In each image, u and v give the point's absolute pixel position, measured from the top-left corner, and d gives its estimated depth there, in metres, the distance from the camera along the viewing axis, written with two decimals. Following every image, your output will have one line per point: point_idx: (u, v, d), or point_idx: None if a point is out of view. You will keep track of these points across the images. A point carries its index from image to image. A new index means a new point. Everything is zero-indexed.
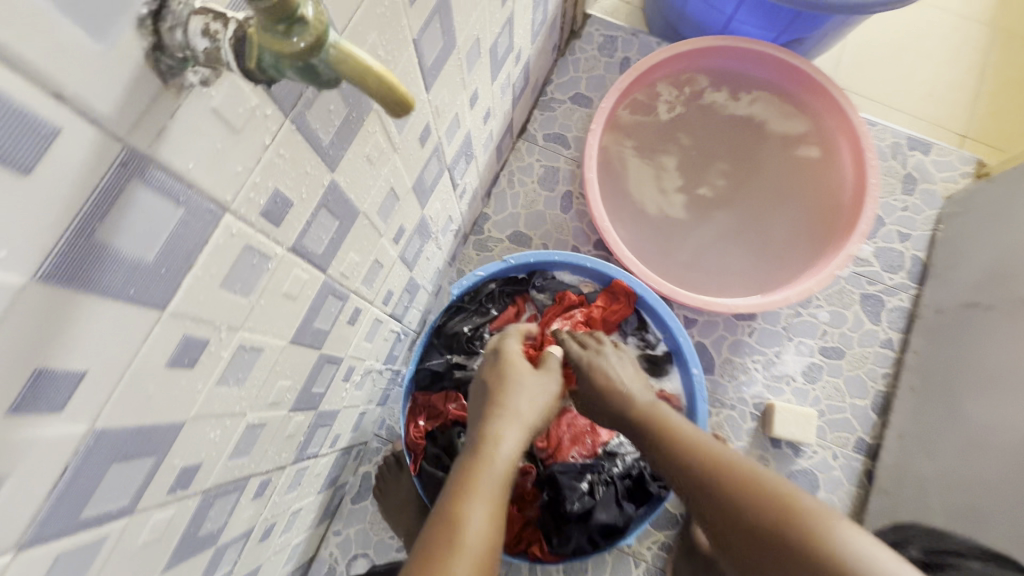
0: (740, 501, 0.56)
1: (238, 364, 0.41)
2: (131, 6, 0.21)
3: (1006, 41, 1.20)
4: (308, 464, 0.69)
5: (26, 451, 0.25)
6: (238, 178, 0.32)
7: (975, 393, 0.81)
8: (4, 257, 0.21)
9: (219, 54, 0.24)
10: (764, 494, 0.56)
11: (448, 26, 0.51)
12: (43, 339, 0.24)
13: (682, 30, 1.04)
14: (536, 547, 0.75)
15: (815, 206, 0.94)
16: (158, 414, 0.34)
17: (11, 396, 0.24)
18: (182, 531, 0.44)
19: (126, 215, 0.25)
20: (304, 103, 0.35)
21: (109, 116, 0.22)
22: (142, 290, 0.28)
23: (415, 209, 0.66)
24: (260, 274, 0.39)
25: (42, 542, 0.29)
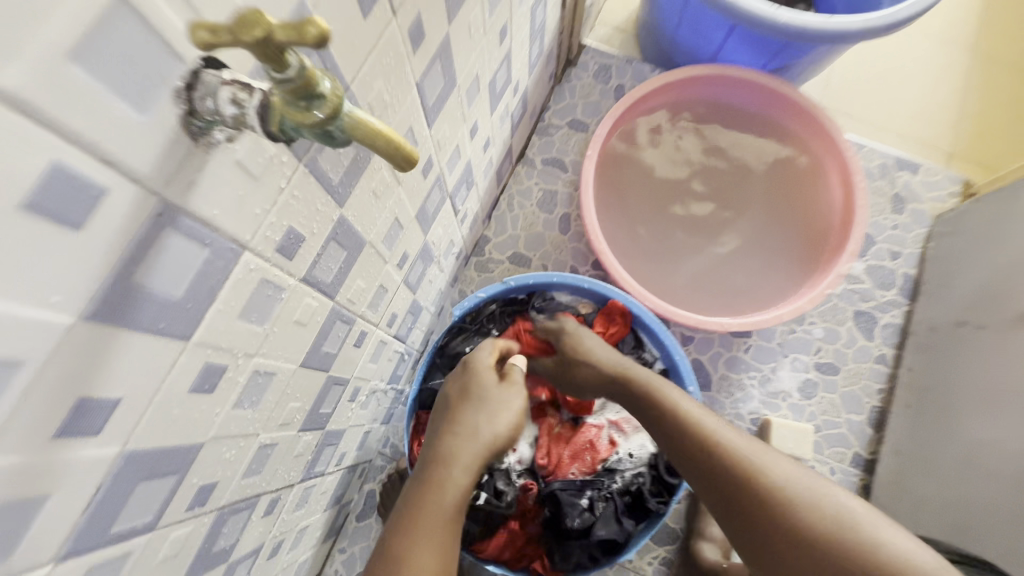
0: (725, 465, 0.57)
1: (252, 388, 0.44)
2: (167, 80, 0.24)
3: (989, 64, 1.24)
4: (315, 482, 0.71)
5: (65, 474, 0.28)
6: (256, 220, 0.35)
7: (973, 413, 0.83)
8: (56, 301, 0.24)
9: (244, 118, 0.27)
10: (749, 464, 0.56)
11: (449, 68, 0.55)
12: (85, 371, 0.27)
13: (674, 58, 1.08)
14: (538, 563, 0.77)
15: (805, 230, 0.98)
16: (180, 437, 0.37)
17: (56, 424, 0.26)
18: (197, 547, 0.46)
19: (158, 258, 0.28)
20: (316, 149, 0.38)
21: (147, 175, 0.25)
22: (170, 324, 0.31)
23: (418, 236, 0.70)
24: (274, 304, 0.42)
25: (75, 557, 0.32)
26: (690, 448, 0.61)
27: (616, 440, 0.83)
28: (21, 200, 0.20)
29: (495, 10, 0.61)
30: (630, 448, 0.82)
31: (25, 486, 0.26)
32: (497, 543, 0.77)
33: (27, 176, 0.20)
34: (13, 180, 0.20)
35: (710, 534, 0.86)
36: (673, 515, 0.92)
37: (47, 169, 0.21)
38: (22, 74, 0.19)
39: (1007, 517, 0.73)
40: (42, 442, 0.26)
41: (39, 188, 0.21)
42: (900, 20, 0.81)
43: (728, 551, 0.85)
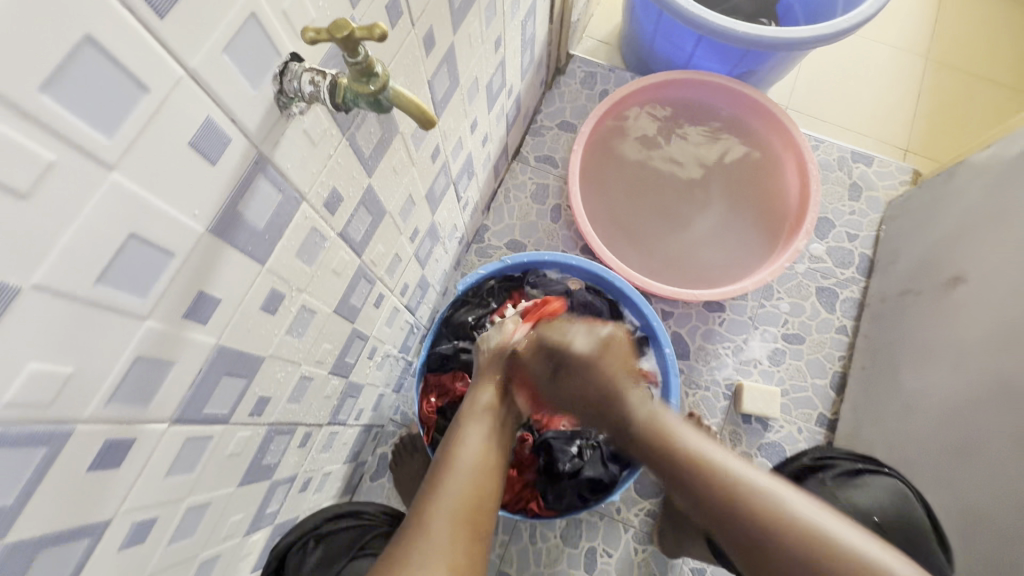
0: (687, 462, 0.58)
1: (299, 320, 0.55)
2: (269, 67, 0.36)
3: (938, 69, 1.37)
4: (338, 430, 0.81)
5: (185, 348, 0.39)
6: (312, 176, 0.46)
7: (912, 365, 0.94)
8: (196, 214, 0.35)
9: (317, 94, 0.38)
10: (708, 463, 0.57)
11: (453, 70, 0.67)
12: (205, 270, 0.38)
13: (652, 65, 1.21)
14: (534, 503, 0.87)
15: (771, 213, 1.10)
16: (251, 346, 0.48)
17: (185, 306, 0.37)
18: (252, 453, 0.57)
19: (252, 194, 0.40)
20: (355, 126, 0.50)
21: (253, 132, 0.37)
22: (254, 248, 0.42)
23: (427, 215, 0.81)
24: (318, 250, 0.53)
25: (181, 423, 0.43)
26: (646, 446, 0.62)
27: None
28: (188, 140, 0.32)
29: (491, 23, 0.73)
30: None
31: (164, 349, 0.37)
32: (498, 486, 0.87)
33: (193, 125, 0.32)
34: (185, 125, 0.32)
35: None
36: None
37: (203, 122, 0.33)
38: (199, 58, 0.31)
39: (936, 448, 0.83)
40: (177, 317, 0.37)
41: (198, 133, 0.33)
42: (844, 30, 0.94)
43: None
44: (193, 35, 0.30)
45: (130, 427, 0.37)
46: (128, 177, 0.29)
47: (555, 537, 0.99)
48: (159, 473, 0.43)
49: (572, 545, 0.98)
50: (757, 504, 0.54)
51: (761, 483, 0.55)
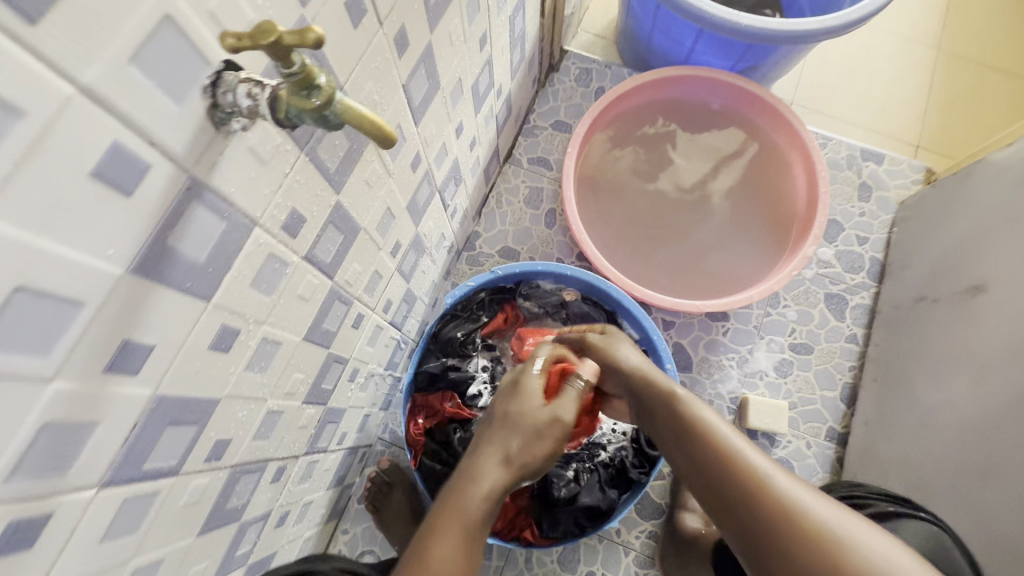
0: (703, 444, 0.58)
1: (261, 354, 0.50)
2: (198, 80, 0.30)
3: (950, 60, 1.31)
4: (318, 458, 0.76)
5: (111, 404, 0.34)
6: (265, 199, 0.41)
7: (926, 378, 0.90)
8: (111, 254, 0.30)
9: (257, 109, 0.33)
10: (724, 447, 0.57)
11: (433, 71, 0.62)
12: (130, 316, 0.33)
13: (650, 60, 1.15)
14: (528, 531, 0.82)
15: (776, 216, 1.05)
16: (201, 389, 0.43)
17: (106, 359, 0.32)
18: (213, 500, 0.52)
19: (187, 226, 0.34)
20: (315, 140, 0.44)
21: (182, 155, 0.31)
22: (196, 284, 0.37)
23: (410, 227, 0.76)
24: (280, 277, 0.47)
25: (116, 484, 0.37)
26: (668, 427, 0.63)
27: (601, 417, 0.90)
28: (90, 170, 0.27)
29: (475, 20, 0.68)
30: (613, 424, 0.90)
31: (81, 410, 0.32)
32: None
33: (96, 151, 0.26)
34: (85, 153, 0.26)
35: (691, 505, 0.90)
36: (658, 491, 0.98)
37: (110, 147, 0.27)
38: (97, 72, 0.25)
39: (959, 471, 0.79)
40: (96, 373, 0.32)
41: (103, 161, 0.27)
42: (854, 21, 0.88)
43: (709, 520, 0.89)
44: (86, 44, 0.24)
45: (44, 501, 0.32)
46: (6, 220, 0.24)
47: (551, 562, 0.94)
48: (91, 542, 0.37)
49: (570, 570, 0.93)
50: (764, 493, 0.53)
51: (775, 478, 0.54)
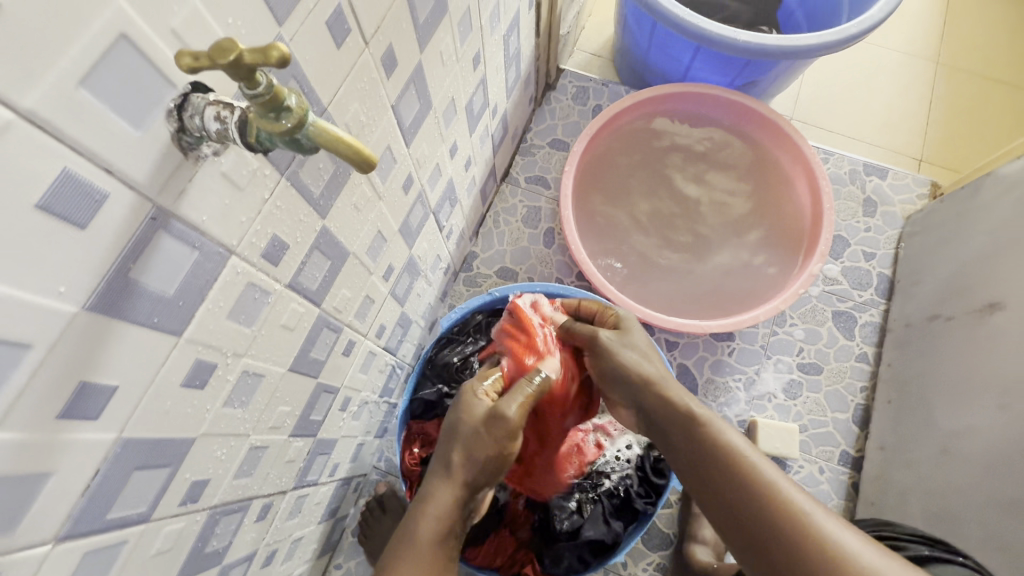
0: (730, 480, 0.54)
1: (242, 388, 0.47)
2: (162, 102, 0.29)
3: (951, 74, 1.30)
4: (309, 492, 0.73)
5: (66, 453, 0.31)
6: (242, 227, 0.39)
7: (944, 402, 0.87)
8: (63, 292, 0.27)
9: (226, 133, 0.30)
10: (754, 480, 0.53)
11: (424, 91, 0.60)
12: (86, 357, 0.30)
13: (647, 77, 1.14)
14: (529, 568, 0.79)
15: (782, 233, 1.02)
16: (173, 430, 0.40)
17: (60, 405, 0.30)
18: (190, 545, 0.48)
19: (151, 258, 0.32)
20: (297, 163, 0.42)
21: (144, 184, 0.29)
22: (164, 319, 0.35)
23: (403, 249, 0.73)
24: (261, 307, 0.45)
25: (76, 537, 0.34)
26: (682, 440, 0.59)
27: (604, 443, 0.87)
28: (35, 202, 0.24)
29: (467, 39, 0.66)
30: (617, 450, 0.86)
31: (28, 461, 0.29)
32: (487, 549, 0.80)
33: (41, 182, 0.24)
34: (31, 183, 0.24)
35: (701, 536, 0.86)
36: (665, 520, 0.93)
37: (59, 176, 0.25)
38: (40, 96, 0.23)
39: (982, 500, 0.76)
40: (49, 420, 0.29)
41: (50, 192, 0.25)
42: (854, 35, 0.87)
43: (719, 553, 0.86)
44: (26, 64, 0.22)
45: None
46: None
47: None
48: None
49: None
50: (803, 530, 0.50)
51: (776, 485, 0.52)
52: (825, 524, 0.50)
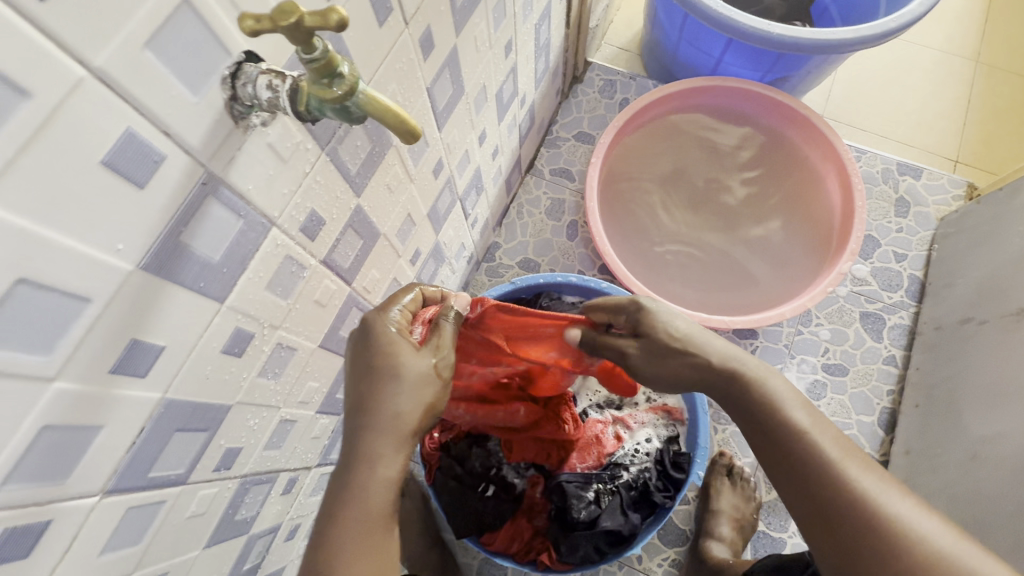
0: (773, 425, 0.52)
1: (276, 361, 0.48)
2: (218, 69, 0.29)
3: (992, 72, 1.26)
4: (331, 470, 0.74)
5: (116, 408, 0.32)
6: (283, 199, 0.39)
7: (974, 405, 0.85)
8: (120, 249, 0.28)
9: (277, 101, 0.31)
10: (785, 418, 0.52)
11: (458, 76, 0.61)
12: (140, 315, 0.31)
13: (676, 72, 1.14)
14: (545, 555, 0.80)
15: (811, 231, 1.01)
16: (211, 395, 0.41)
17: (112, 360, 0.31)
18: (221, 512, 0.50)
19: (200, 223, 0.33)
20: (337, 139, 0.43)
21: (197, 149, 0.30)
22: (209, 285, 0.36)
23: (430, 234, 0.74)
24: (296, 281, 0.46)
25: (120, 493, 0.36)
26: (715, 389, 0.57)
27: (622, 436, 0.88)
28: (101, 158, 0.26)
29: (500, 26, 0.67)
30: (636, 443, 0.88)
31: (81, 413, 0.30)
32: (503, 535, 0.81)
33: (108, 141, 0.25)
34: (98, 142, 0.25)
35: (718, 533, 0.85)
36: (682, 517, 0.93)
37: (122, 136, 0.26)
38: (110, 55, 0.24)
39: (1010, 507, 0.73)
40: (101, 374, 0.30)
41: (115, 150, 0.26)
42: (891, 30, 0.84)
43: (737, 552, 0.84)
44: (99, 25, 0.23)
45: (40, 508, 0.30)
46: (10, 211, 0.23)
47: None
48: (91, 555, 0.36)
49: None
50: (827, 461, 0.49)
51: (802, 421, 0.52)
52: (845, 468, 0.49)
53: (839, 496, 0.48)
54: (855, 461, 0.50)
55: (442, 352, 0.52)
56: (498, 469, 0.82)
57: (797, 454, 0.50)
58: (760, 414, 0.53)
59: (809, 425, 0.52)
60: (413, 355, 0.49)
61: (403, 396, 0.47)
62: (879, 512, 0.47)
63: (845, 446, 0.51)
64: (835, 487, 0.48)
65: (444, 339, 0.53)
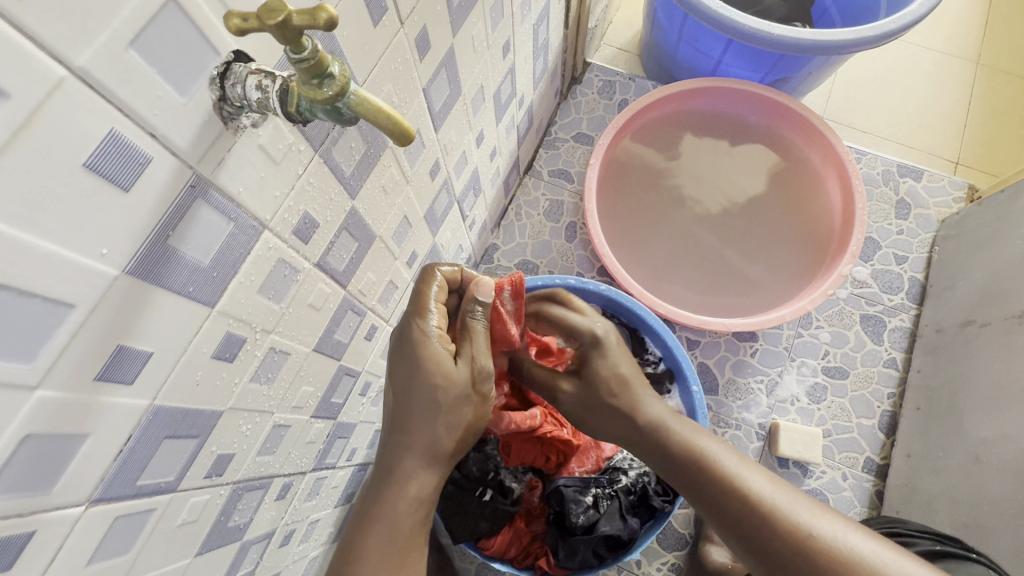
0: (706, 482, 0.54)
1: (269, 365, 0.48)
2: (205, 69, 0.29)
3: (992, 74, 1.26)
4: (326, 475, 0.73)
5: (102, 415, 0.32)
6: (276, 201, 0.39)
7: (976, 409, 0.84)
8: (105, 254, 0.28)
9: (267, 102, 0.30)
10: (716, 471, 0.54)
11: (454, 77, 0.60)
12: (125, 321, 0.30)
13: (675, 73, 1.13)
14: (543, 560, 0.81)
15: (812, 232, 1.01)
16: (202, 400, 0.40)
17: (98, 367, 0.30)
18: (213, 519, 0.49)
19: (190, 227, 0.32)
20: (330, 141, 0.42)
21: (186, 150, 0.29)
22: (198, 289, 0.35)
23: (427, 236, 0.73)
24: (290, 285, 0.45)
25: (107, 502, 0.35)
26: (647, 449, 0.59)
27: None
28: (83, 161, 0.25)
29: (498, 26, 0.66)
30: None
31: (66, 421, 0.30)
32: (501, 540, 0.80)
33: (91, 142, 0.25)
34: (81, 143, 0.24)
35: (717, 537, 0.84)
36: (682, 520, 0.92)
37: (107, 137, 0.25)
38: (93, 55, 0.23)
39: (1015, 511, 0.73)
40: (87, 381, 0.30)
41: (98, 152, 0.25)
42: (891, 31, 0.83)
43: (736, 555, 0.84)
44: (80, 23, 0.22)
45: (23, 519, 0.29)
46: None
47: None
48: (78, 565, 0.35)
49: None
50: (764, 506, 0.51)
51: (729, 468, 0.54)
52: (780, 507, 0.51)
53: (783, 540, 0.49)
54: (788, 495, 0.52)
55: (478, 362, 0.51)
56: (495, 472, 0.81)
57: (734, 504, 0.52)
58: (695, 470, 0.55)
59: (738, 470, 0.53)
60: (451, 375, 0.49)
61: (439, 425, 0.49)
62: (821, 547, 0.48)
63: (775, 483, 0.53)
64: (778, 532, 0.49)
65: (477, 345, 0.51)
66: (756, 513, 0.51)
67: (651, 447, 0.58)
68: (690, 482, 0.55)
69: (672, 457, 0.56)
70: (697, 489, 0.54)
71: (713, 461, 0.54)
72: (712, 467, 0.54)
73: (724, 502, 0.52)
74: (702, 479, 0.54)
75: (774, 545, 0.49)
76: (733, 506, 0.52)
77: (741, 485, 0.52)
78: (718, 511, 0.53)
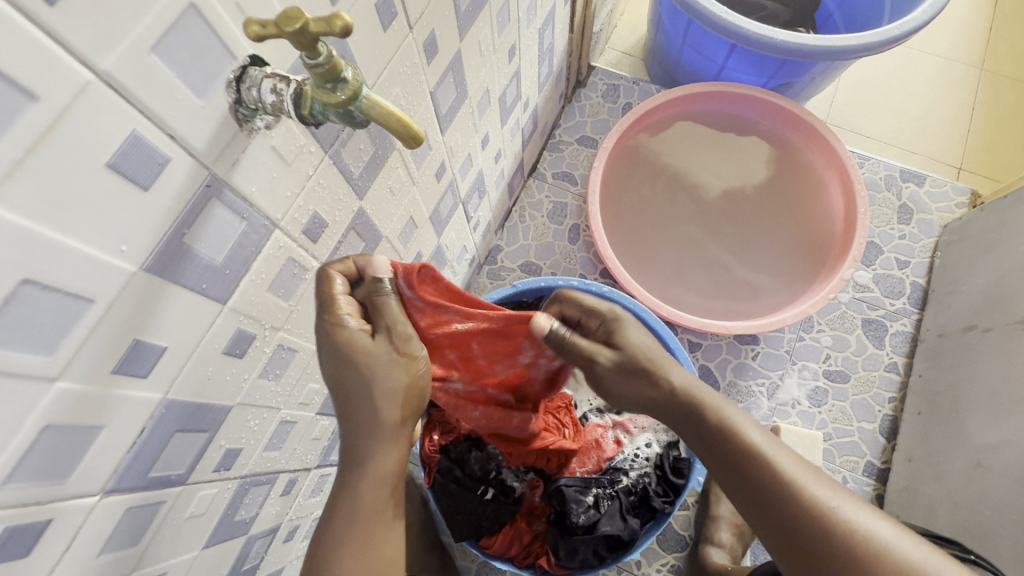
0: (730, 450, 0.52)
1: (278, 361, 0.49)
2: (223, 72, 0.30)
3: (996, 80, 1.26)
4: (330, 471, 0.74)
5: (118, 408, 0.33)
6: (287, 201, 0.40)
7: (977, 414, 0.84)
8: (124, 250, 0.29)
9: (281, 105, 0.31)
10: (742, 440, 0.52)
11: (461, 80, 0.61)
12: (141, 316, 0.31)
13: (679, 77, 1.14)
14: (544, 559, 0.80)
15: (814, 236, 1.01)
16: (213, 395, 0.41)
17: (114, 361, 0.31)
18: (221, 512, 0.50)
19: (204, 225, 0.33)
20: (340, 143, 0.43)
21: (202, 151, 0.30)
22: (211, 286, 0.36)
23: (432, 237, 0.74)
24: (298, 283, 0.46)
25: (120, 493, 0.36)
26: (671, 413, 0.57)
27: (622, 441, 0.89)
28: (106, 161, 0.26)
29: (505, 30, 0.67)
30: (635, 448, 0.88)
31: (84, 413, 0.30)
32: (502, 539, 0.81)
33: (114, 143, 0.26)
34: (104, 144, 0.25)
35: (717, 539, 0.85)
36: (682, 522, 0.92)
37: (129, 139, 0.26)
38: (117, 59, 0.24)
39: (1016, 516, 0.73)
40: (104, 374, 0.31)
41: (120, 153, 0.26)
42: (894, 38, 0.84)
43: (736, 557, 0.84)
44: (106, 28, 0.23)
45: (41, 507, 0.30)
46: (17, 212, 0.23)
47: None
48: (91, 554, 0.36)
49: None
50: (791, 482, 0.49)
51: (756, 441, 0.52)
52: (807, 486, 0.49)
53: (808, 519, 0.48)
54: (815, 475, 0.50)
55: (396, 330, 0.49)
56: (497, 472, 0.82)
57: (758, 479, 0.50)
58: (721, 438, 0.53)
59: (766, 445, 0.52)
60: (372, 349, 0.48)
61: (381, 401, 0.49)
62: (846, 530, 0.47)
63: (803, 463, 0.51)
64: (802, 509, 0.48)
65: (392, 316, 0.50)
66: (782, 490, 0.49)
67: (676, 413, 0.56)
68: (713, 449, 0.53)
69: (697, 424, 0.55)
70: (719, 457, 0.53)
71: (740, 431, 0.53)
72: (738, 439, 0.52)
73: (748, 472, 0.51)
74: (727, 448, 0.52)
75: (797, 522, 0.48)
76: (756, 478, 0.50)
77: (768, 457, 0.51)
78: (740, 482, 0.51)
